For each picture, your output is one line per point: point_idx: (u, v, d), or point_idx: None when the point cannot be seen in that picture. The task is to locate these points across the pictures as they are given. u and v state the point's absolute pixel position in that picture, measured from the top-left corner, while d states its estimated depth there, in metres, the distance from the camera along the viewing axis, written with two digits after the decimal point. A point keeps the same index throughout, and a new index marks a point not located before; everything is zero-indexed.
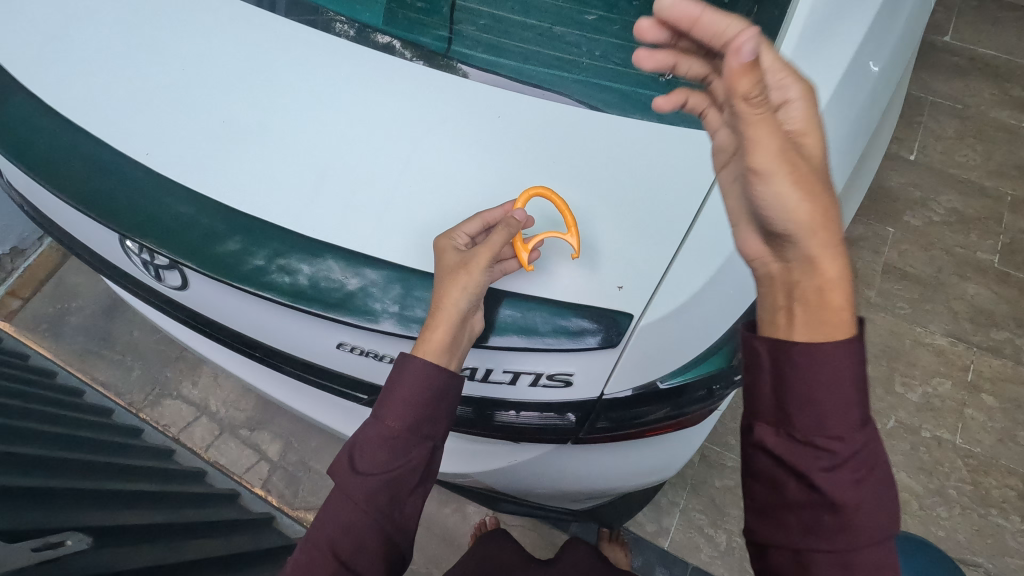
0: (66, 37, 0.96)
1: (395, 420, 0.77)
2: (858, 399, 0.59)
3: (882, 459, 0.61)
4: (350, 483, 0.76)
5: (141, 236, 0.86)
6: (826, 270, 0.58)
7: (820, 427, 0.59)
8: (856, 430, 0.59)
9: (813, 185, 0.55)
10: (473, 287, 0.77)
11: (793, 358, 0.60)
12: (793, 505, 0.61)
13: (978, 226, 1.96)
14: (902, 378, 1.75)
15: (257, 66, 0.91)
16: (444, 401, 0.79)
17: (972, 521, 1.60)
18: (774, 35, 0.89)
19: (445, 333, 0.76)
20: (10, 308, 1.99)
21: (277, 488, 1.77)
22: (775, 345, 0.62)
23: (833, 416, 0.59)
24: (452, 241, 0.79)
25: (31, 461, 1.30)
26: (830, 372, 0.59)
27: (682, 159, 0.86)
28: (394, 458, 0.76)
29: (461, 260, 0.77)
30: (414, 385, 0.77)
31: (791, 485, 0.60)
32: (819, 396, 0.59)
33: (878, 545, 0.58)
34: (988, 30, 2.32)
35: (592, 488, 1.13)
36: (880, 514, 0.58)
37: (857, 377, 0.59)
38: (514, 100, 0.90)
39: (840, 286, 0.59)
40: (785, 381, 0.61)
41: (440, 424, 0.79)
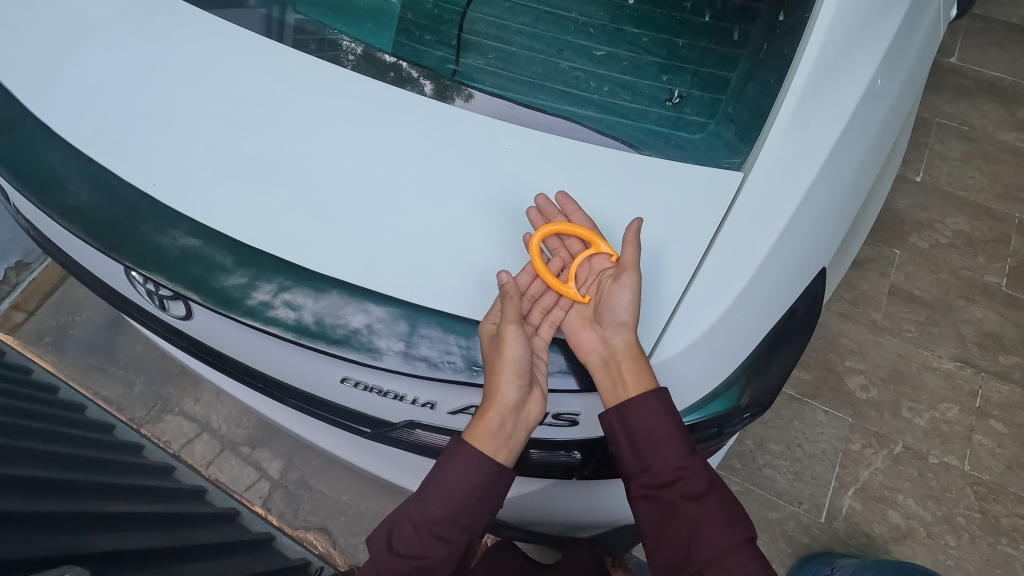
0: (76, 62, 0.96)
1: (438, 507, 0.83)
2: (679, 435, 0.86)
3: (713, 472, 0.87)
4: (384, 559, 0.82)
5: (145, 269, 0.86)
6: (632, 355, 0.83)
7: (667, 463, 0.85)
8: (688, 457, 0.85)
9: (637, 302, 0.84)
10: (517, 372, 0.80)
11: (632, 420, 0.84)
12: (671, 530, 0.84)
13: (984, 248, 1.95)
14: (910, 402, 1.73)
15: (264, 96, 0.91)
16: (484, 496, 0.84)
17: (981, 550, 1.58)
18: (784, 72, 0.89)
19: (496, 419, 0.82)
20: (14, 322, 1.99)
21: (278, 507, 1.75)
22: (622, 415, 0.84)
23: (668, 451, 0.85)
24: (489, 330, 0.82)
25: (29, 485, 1.29)
26: (656, 424, 0.85)
27: (693, 199, 0.85)
28: (430, 544, 0.82)
29: (496, 345, 0.81)
30: (458, 475, 0.83)
31: (667, 515, 0.84)
32: (654, 444, 0.86)
33: (736, 542, 0.81)
34: (993, 52, 2.31)
35: (595, 518, 1.11)
36: (727, 517, 0.83)
37: (673, 417, 0.86)
38: (517, 131, 0.89)
39: (639, 361, 0.83)
40: (630, 439, 0.85)
41: (479, 518, 0.84)
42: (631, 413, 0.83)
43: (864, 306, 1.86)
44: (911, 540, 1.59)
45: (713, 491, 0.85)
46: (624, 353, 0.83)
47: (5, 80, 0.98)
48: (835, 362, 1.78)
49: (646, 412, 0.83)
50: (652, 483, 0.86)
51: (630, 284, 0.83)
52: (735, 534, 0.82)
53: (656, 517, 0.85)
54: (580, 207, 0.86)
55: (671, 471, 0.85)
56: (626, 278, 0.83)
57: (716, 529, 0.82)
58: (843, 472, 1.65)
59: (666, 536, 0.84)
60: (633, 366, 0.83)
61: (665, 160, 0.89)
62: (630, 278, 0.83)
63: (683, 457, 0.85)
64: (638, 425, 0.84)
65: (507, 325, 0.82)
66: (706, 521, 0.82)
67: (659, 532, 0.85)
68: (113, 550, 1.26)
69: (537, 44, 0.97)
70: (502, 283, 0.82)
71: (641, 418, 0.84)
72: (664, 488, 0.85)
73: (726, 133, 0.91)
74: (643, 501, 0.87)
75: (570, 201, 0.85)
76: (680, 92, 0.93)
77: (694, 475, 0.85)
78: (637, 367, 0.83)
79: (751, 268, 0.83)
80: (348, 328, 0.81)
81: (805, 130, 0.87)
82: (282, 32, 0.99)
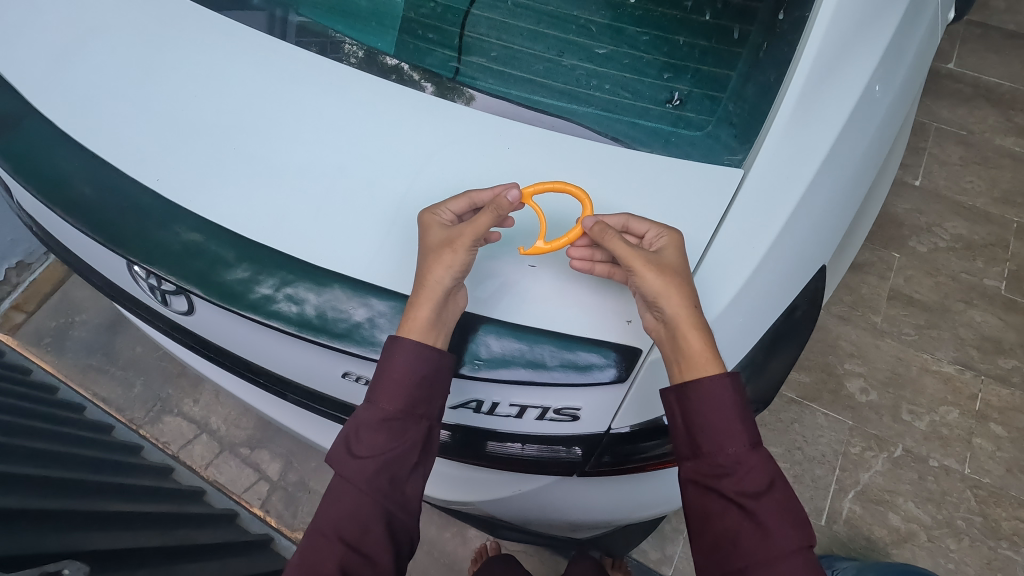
0: (82, 61, 0.97)
1: (391, 403, 0.82)
2: (742, 426, 0.82)
3: (777, 473, 0.82)
4: (348, 468, 0.81)
5: (150, 265, 0.87)
6: (689, 330, 0.79)
7: (724, 453, 0.82)
8: (750, 452, 0.81)
9: (671, 277, 0.80)
10: (457, 266, 0.80)
11: (691, 402, 0.82)
12: (721, 523, 0.81)
13: (984, 252, 1.95)
14: (910, 406, 1.73)
15: (269, 92, 0.92)
16: (436, 383, 0.83)
17: (982, 554, 1.58)
18: (782, 71, 0.90)
19: (430, 309, 0.79)
20: (14, 322, 1.98)
21: (276, 508, 1.74)
22: (682, 396, 0.82)
23: (728, 442, 0.82)
24: (436, 215, 0.82)
25: (27, 482, 1.29)
26: (716, 412, 0.82)
27: (694, 193, 0.86)
28: (391, 439, 0.82)
29: (446, 238, 0.80)
30: (403, 368, 0.81)
31: (720, 508, 0.81)
32: (713, 432, 0.82)
33: (790, 549, 0.77)
34: (991, 58, 2.33)
35: (595, 518, 1.10)
36: (784, 520, 0.79)
37: (738, 407, 0.82)
38: (520, 130, 0.90)
39: (696, 332, 0.79)
40: (687, 422, 0.83)
41: (434, 404, 0.84)
42: (692, 396, 0.82)
43: (863, 309, 1.86)
44: (911, 543, 1.58)
45: (773, 491, 0.81)
46: (680, 331, 0.79)
47: (11, 78, 0.98)
48: (834, 365, 1.79)
49: (708, 396, 0.81)
50: (706, 472, 0.83)
51: (641, 269, 0.79)
52: (789, 537, 0.78)
53: (705, 507, 0.83)
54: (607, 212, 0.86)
55: (727, 464, 0.81)
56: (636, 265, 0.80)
57: (768, 529, 0.79)
58: (843, 476, 1.65)
59: (712, 526, 0.82)
60: (696, 337, 0.79)
61: (665, 159, 0.89)
62: (638, 261, 0.80)
63: (744, 451, 0.81)
64: (697, 411, 0.82)
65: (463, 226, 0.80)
66: (759, 520, 0.79)
67: (706, 521, 0.83)
68: (110, 548, 1.25)
69: (538, 44, 0.97)
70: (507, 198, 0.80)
71: (701, 401, 0.81)
72: (717, 479, 0.82)
73: (725, 134, 0.91)
74: (692, 487, 0.84)
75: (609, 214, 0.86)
76: (681, 93, 0.93)
77: (753, 472, 0.81)
78: (696, 344, 0.80)
79: (750, 264, 0.84)
80: (351, 321, 0.82)
81: (806, 128, 0.88)
82: (285, 31, 1.00)
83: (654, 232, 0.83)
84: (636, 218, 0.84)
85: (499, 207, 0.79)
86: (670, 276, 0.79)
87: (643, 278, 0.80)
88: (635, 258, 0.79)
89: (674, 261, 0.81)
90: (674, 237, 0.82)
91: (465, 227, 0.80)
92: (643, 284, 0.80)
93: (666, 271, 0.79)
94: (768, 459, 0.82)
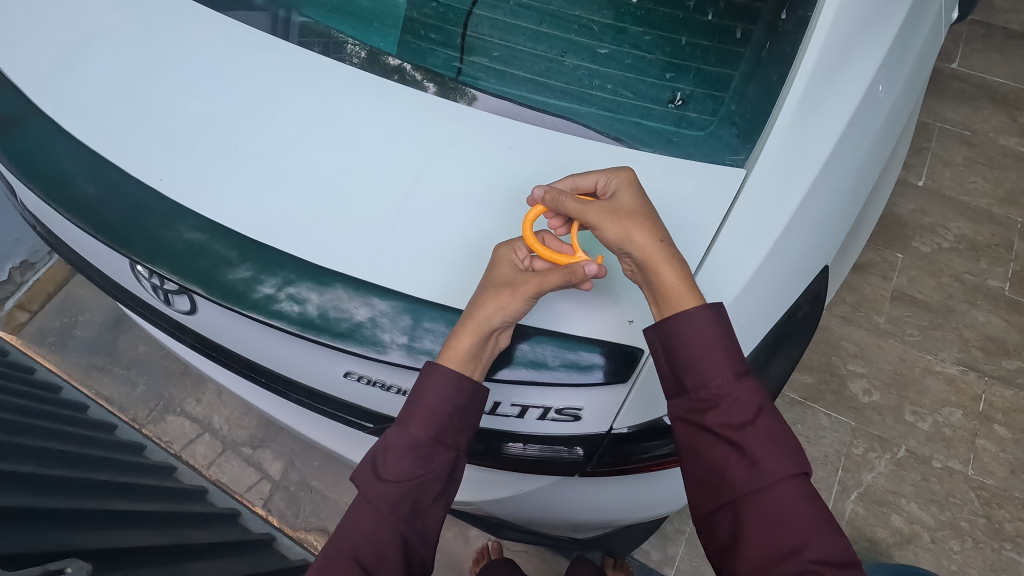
0: (86, 61, 0.97)
1: (420, 428, 0.80)
2: (725, 357, 0.78)
3: (765, 402, 0.79)
4: (372, 490, 0.78)
5: (152, 264, 0.87)
6: (657, 266, 0.77)
7: (709, 386, 0.78)
8: (734, 382, 0.78)
9: (626, 220, 0.79)
10: (512, 310, 0.78)
11: (672, 339, 0.78)
12: (711, 459, 0.78)
13: (988, 253, 1.94)
14: (912, 407, 1.73)
15: (273, 92, 0.92)
16: (468, 412, 0.82)
17: (985, 555, 1.57)
18: (785, 71, 0.90)
19: (472, 342, 0.78)
20: (18, 321, 1.99)
21: (279, 507, 1.75)
22: (662, 332, 0.78)
23: (712, 375, 0.78)
24: (510, 251, 0.81)
25: (29, 481, 1.29)
26: (700, 345, 0.78)
27: (697, 195, 0.86)
28: (417, 465, 0.80)
29: (510, 281, 0.79)
30: (438, 394, 0.80)
31: (708, 444, 0.78)
32: (698, 366, 0.78)
33: (783, 478, 0.74)
34: (996, 58, 2.32)
35: (596, 518, 1.10)
36: (775, 448, 0.76)
37: (721, 336, 0.78)
38: (522, 130, 0.90)
39: (665, 263, 0.76)
40: (670, 357, 0.79)
41: (463, 434, 0.82)
42: (673, 331, 0.77)
43: (866, 309, 1.86)
44: (915, 545, 1.58)
45: (762, 420, 0.77)
46: (653, 269, 0.77)
47: (15, 77, 0.98)
48: (837, 365, 1.78)
49: (689, 330, 0.77)
50: (692, 407, 0.79)
51: (596, 223, 0.80)
52: (780, 466, 0.75)
53: (693, 443, 0.79)
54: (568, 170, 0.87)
55: (714, 397, 0.78)
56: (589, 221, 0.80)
57: (758, 460, 0.75)
58: (845, 476, 1.65)
59: (702, 462, 0.79)
60: (665, 274, 0.77)
61: (666, 160, 0.89)
62: (592, 215, 0.80)
63: (728, 382, 0.78)
64: (680, 346, 0.78)
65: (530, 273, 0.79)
66: (748, 451, 0.76)
67: (696, 457, 0.79)
68: (111, 546, 1.25)
69: (541, 44, 0.97)
70: (588, 271, 0.76)
71: (683, 335, 0.77)
72: (704, 413, 0.78)
73: (727, 134, 0.91)
74: (680, 425, 0.80)
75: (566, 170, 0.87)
76: (683, 93, 0.93)
77: (740, 402, 0.78)
78: (671, 278, 0.76)
79: (751, 265, 0.83)
80: (353, 321, 0.82)
81: (807, 128, 0.88)
82: (287, 31, 1.01)
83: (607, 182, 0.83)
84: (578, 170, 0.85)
85: (571, 272, 0.77)
86: (626, 219, 0.79)
87: (603, 230, 0.80)
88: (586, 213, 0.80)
89: (626, 204, 0.80)
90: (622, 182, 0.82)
91: (532, 276, 0.79)
92: (604, 233, 0.80)
93: (621, 215, 0.79)
94: (756, 389, 0.79)
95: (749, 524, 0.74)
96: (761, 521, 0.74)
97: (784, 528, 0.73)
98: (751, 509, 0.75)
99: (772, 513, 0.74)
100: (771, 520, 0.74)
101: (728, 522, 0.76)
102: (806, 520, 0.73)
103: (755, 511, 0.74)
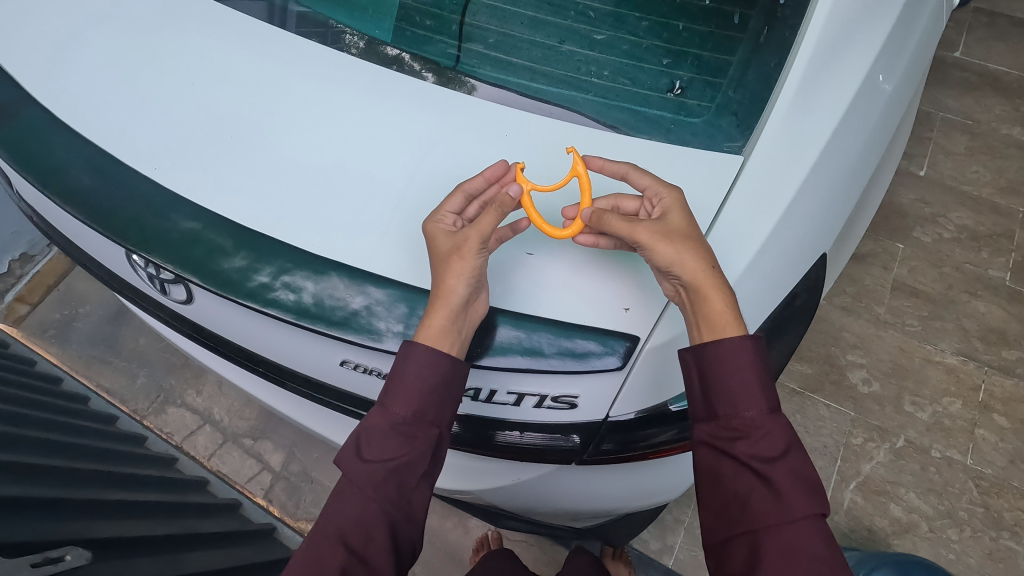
0: (80, 51, 0.96)
1: (402, 408, 0.78)
2: (760, 389, 0.78)
3: (794, 441, 0.78)
4: (355, 472, 0.76)
5: (147, 253, 0.87)
6: (711, 297, 0.77)
7: (737, 413, 0.78)
8: (765, 416, 0.78)
9: (680, 241, 0.78)
10: (470, 271, 0.77)
11: (707, 361, 0.79)
12: (731, 485, 0.77)
13: (989, 243, 1.94)
14: (912, 397, 1.72)
15: (267, 81, 0.92)
16: (450, 389, 0.80)
17: (983, 544, 1.57)
18: (784, 57, 0.89)
19: (446, 314, 0.77)
20: (18, 314, 2.00)
21: (279, 498, 1.76)
22: (697, 354, 0.79)
23: (744, 404, 0.78)
24: (436, 220, 0.81)
25: (31, 470, 1.30)
26: (735, 374, 0.78)
27: (695, 184, 0.86)
28: (402, 445, 0.78)
29: (453, 244, 0.78)
30: (418, 371, 0.78)
31: (731, 470, 0.78)
32: (730, 395, 0.79)
33: (804, 516, 0.73)
34: (999, 46, 2.30)
35: (595, 507, 1.10)
36: (799, 486, 0.75)
37: (756, 368, 0.79)
38: (522, 118, 0.90)
39: (717, 295, 0.77)
40: (704, 381, 0.80)
41: (446, 411, 0.80)
42: (710, 356, 0.79)
43: (866, 300, 1.85)
44: (913, 534, 1.58)
45: (788, 457, 0.76)
46: (701, 294, 0.77)
47: (9, 68, 0.98)
48: (837, 356, 1.78)
49: (728, 358, 0.78)
50: (720, 432, 0.79)
51: (646, 241, 0.78)
52: (803, 502, 0.74)
53: (716, 468, 0.79)
54: (627, 168, 0.84)
55: (742, 426, 0.78)
56: (640, 237, 0.78)
57: (781, 494, 0.74)
58: (844, 466, 1.65)
59: (721, 489, 0.78)
60: (712, 306, 0.77)
61: (663, 147, 0.89)
62: (645, 235, 0.78)
63: (760, 414, 0.78)
64: (714, 373, 0.79)
65: (467, 228, 0.79)
66: (772, 483, 0.75)
67: (716, 482, 0.79)
68: (112, 535, 1.26)
69: (539, 32, 0.96)
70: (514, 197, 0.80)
71: (720, 361, 0.78)
72: (731, 440, 0.78)
73: (726, 122, 0.90)
74: (705, 449, 0.80)
75: (595, 160, 0.85)
76: (682, 81, 0.92)
77: (769, 436, 0.77)
78: (718, 306, 0.77)
79: (748, 254, 0.83)
80: (349, 309, 0.82)
81: (807, 114, 0.88)
82: (285, 20, 1.00)
83: (664, 196, 0.82)
84: (635, 171, 0.83)
85: (501, 203, 0.78)
86: (678, 241, 0.78)
87: (653, 251, 0.78)
88: (639, 232, 0.78)
89: (680, 223, 0.80)
90: (678, 200, 0.81)
91: (468, 229, 0.78)
92: (654, 255, 0.78)
93: (673, 237, 0.78)
94: (786, 425, 0.78)
95: (766, 555, 0.73)
96: (779, 556, 0.72)
97: (801, 564, 0.71)
98: (768, 541, 0.73)
99: (790, 550, 0.72)
100: (789, 555, 0.72)
101: (743, 552, 0.75)
102: (823, 563, 0.71)
103: (773, 543, 0.73)
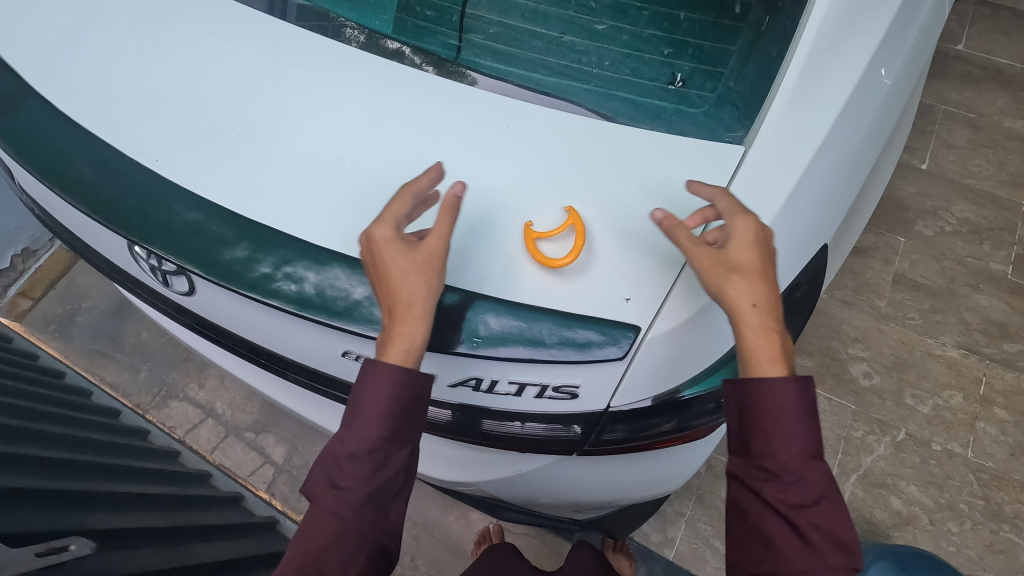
0: (81, 44, 0.96)
1: (370, 430, 0.72)
2: (801, 432, 0.72)
3: (833, 490, 0.72)
4: (327, 501, 0.71)
5: (149, 244, 0.87)
6: (752, 334, 0.73)
7: (776, 456, 0.72)
8: (805, 462, 0.72)
9: (739, 270, 0.74)
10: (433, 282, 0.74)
11: (748, 393, 0.73)
12: (760, 526, 0.72)
13: (991, 236, 1.93)
14: (913, 390, 1.73)
15: (267, 72, 0.92)
16: (420, 404, 0.75)
17: (983, 536, 1.58)
18: (785, 47, 0.89)
19: (419, 329, 0.73)
20: (21, 309, 2.00)
21: (282, 491, 1.77)
22: (740, 382, 0.74)
23: (783, 446, 0.72)
24: (386, 229, 0.75)
25: (36, 463, 1.30)
26: (777, 413, 0.72)
27: (695, 174, 0.86)
28: (374, 470, 0.72)
29: (413, 253, 0.74)
30: (387, 390, 0.72)
31: (761, 511, 0.72)
32: (770, 434, 0.72)
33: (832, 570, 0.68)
34: (1003, 38, 2.29)
35: (596, 498, 1.11)
36: (830, 538, 0.70)
37: (800, 410, 0.72)
38: (523, 109, 0.90)
39: (760, 333, 0.72)
40: (743, 414, 0.74)
41: (419, 427, 0.76)
42: (751, 387, 0.73)
43: (867, 293, 1.85)
44: (913, 526, 1.59)
45: (823, 506, 0.71)
46: (741, 322, 0.73)
47: (11, 60, 0.98)
48: (838, 350, 1.78)
49: (771, 395, 0.72)
50: (754, 471, 0.73)
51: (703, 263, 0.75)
52: (831, 556, 0.69)
53: (746, 507, 0.74)
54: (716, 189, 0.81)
55: (780, 470, 0.72)
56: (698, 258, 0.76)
57: (811, 544, 0.69)
58: (844, 459, 1.65)
59: (747, 526, 0.73)
60: (755, 339, 0.73)
61: (664, 137, 0.89)
62: (706, 256, 0.75)
63: (799, 459, 0.72)
64: (755, 408, 0.73)
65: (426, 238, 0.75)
66: (802, 533, 0.70)
67: (743, 520, 0.74)
68: (118, 527, 1.27)
69: (540, 22, 0.96)
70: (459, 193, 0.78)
71: (762, 396, 0.73)
72: (766, 481, 0.72)
73: (725, 113, 0.90)
74: (736, 483, 0.75)
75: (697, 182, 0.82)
76: (683, 72, 0.92)
77: (807, 483, 0.71)
78: (759, 342, 0.73)
79: None
80: (350, 300, 0.82)
81: (808, 104, 0.87)
82: (286, 12, 0.99)
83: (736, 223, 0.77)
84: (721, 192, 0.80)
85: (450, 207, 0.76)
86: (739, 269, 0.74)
87: (708, 271, 0.75)
88: (704, 252, 0.75)
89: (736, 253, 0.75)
90: (756, 229, 0.76)
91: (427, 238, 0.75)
92: (708, 275, 0.75)
93: (736, 263, 0.75)
94: (826, 474, 0.72)
95: None
96: None
97: None
98: None
99: None
100: None
101: None
102: None
103: None
